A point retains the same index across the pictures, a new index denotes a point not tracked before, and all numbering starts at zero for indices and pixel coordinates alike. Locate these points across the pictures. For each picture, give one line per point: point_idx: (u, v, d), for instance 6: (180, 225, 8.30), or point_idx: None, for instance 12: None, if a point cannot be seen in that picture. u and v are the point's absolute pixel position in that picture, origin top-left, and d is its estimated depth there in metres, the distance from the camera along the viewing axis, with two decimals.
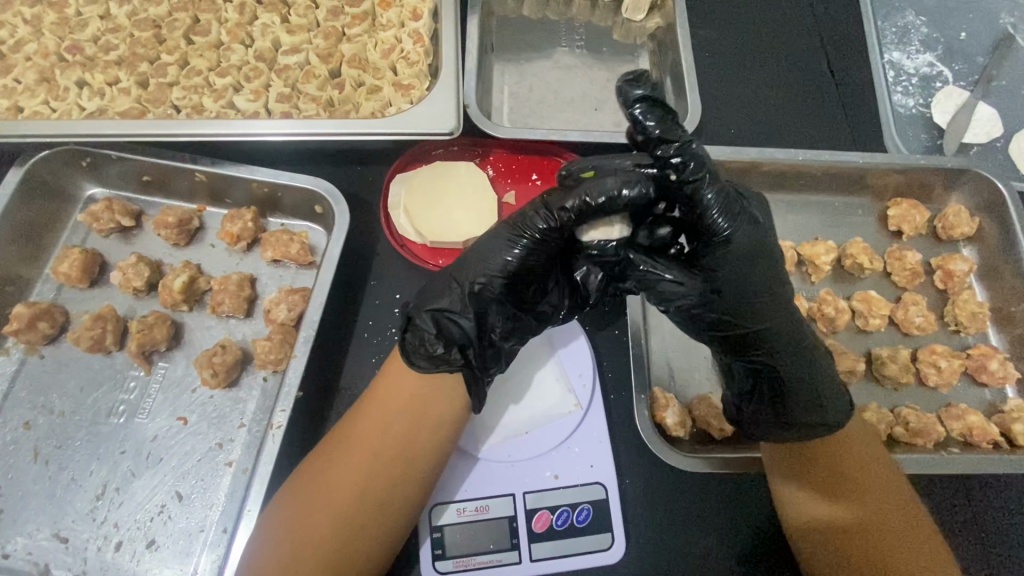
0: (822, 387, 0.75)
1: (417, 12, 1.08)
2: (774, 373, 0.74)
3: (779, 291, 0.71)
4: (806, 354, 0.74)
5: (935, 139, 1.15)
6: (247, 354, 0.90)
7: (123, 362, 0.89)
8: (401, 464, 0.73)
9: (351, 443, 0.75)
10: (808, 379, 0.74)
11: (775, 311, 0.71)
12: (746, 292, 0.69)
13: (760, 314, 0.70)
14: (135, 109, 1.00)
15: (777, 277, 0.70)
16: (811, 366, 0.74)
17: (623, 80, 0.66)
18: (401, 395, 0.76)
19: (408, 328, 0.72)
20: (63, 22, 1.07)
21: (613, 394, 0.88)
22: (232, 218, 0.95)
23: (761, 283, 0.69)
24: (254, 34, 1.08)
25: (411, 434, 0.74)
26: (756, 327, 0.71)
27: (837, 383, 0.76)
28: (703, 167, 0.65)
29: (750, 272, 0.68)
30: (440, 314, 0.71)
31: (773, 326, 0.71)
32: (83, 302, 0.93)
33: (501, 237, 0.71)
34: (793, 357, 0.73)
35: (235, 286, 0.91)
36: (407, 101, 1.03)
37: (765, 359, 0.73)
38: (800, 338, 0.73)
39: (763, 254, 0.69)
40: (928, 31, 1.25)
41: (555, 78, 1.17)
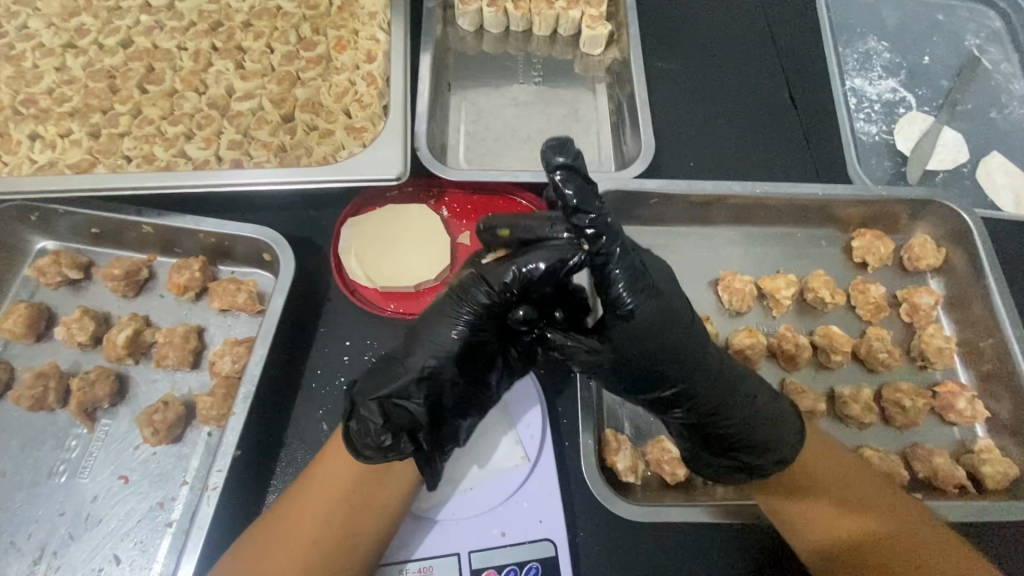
0: (767, 438, 0.74)
1: (370, 54, 1.09)
2: (719, 427, 0.74)
3: (693, 356, 0.70)
4: (741, 414, 0.73)
5: (899, 167, 1.13)
6: (191, 410, 0.89)
7: (65, 419, 0.88)
8: (343, 545, 0.72)
9: (291, 518, 0.72)
10: (753, 430, 0.74)
11: (695, 379, 0.71)
12: (662, 359, 0.69)
13: (686, 380, 0.70)
14: (85, 160, 1.00)
15: (693, 344, 0.70)
16: (745, 421, 0.73)
17: (547, 146, 0.62)
18: (351, 467, 0.75)
19: (353, 415, 0.70)
20: (19, 76, 1.08)
21: (566, 442, 0.86)
22: (180, 268, 0.95)
23: (672, 352, 0.69)
24: (208, 81, 1.08)
25: (358, 517, 0.73)
26: (689, 391, 0.71)
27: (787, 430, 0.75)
28: (616, 243, 0.65)
29: (665, 337, 0.68)
30: (385, 400, 0.68)
31: (697, 390, 0.71)
32: (28, 358, 0.92)
33: (443, 317, 0.69)
34: (737, 415, 0.73)
35: (180, 338, 0.90)
36: (359, 144, 1.02)
37: (711, 420, 0.73)
38: (732, 390, 0.73)
39: (672, 318, 0.69)
40: (891, 56, 1.25)
41: (512, 115, 1.16)
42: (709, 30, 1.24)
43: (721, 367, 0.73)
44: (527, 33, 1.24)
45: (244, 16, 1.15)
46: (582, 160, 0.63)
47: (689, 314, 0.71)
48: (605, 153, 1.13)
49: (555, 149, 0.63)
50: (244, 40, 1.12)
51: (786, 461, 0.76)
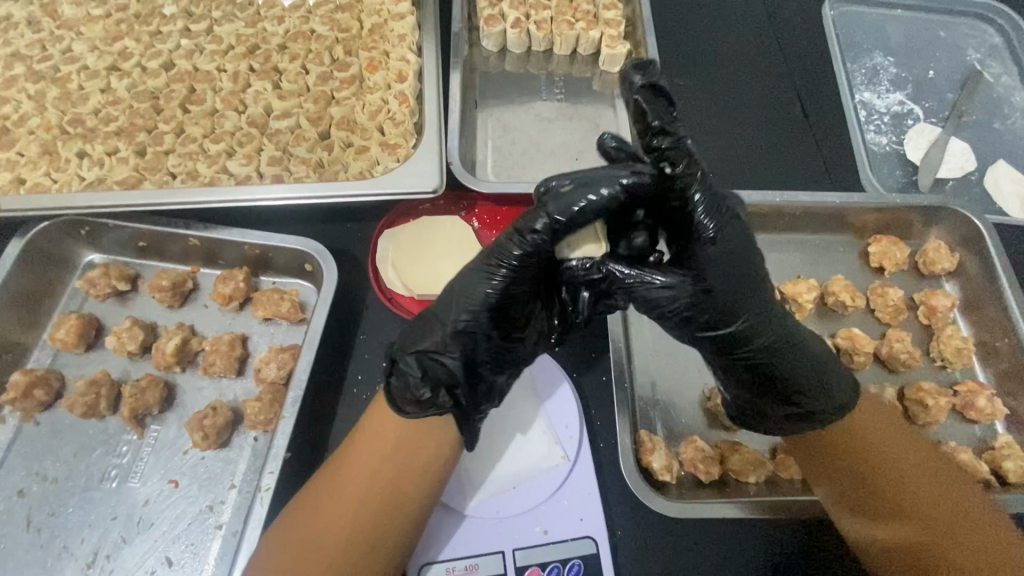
0: (826, 371, 0.77)
1: (402, 74, 1.14)
2: (788, 365, 0.75)
3: (762, 290, 0.73)
4: (808, 350, 0.76)
5: (910, 175, 1.17)
6: (237, 415, 0.91)
7: (116, 426, 0.90)
8: (389, 511, 0.73)
9: (340, 488, 0.74)
10: (813, 367, 0.76)
11: (766, 313, 0.73)
12: (736, 290, 0.71)
13: (760, 314, 0.73)
14: (132, 177, 1.04)
15: (761, 277, 0.73)
16: (798, 361, 0.75)
17: (630, 66, 0.66)
18: (390, 431, 0.77)
19: (393, 371, 0.73)
20: (66, 97, 1.12)
21: (602, 442, 0.89)
22: (224, 279, 0.98)
23: (744, 280, 0.71)
24: (247, 101, 1.13)
25: (400, 480, 0.75)
26: (748, 329, 0.72)
27: (836, 375, 0.78)
28: (695, 169, 0.69)
29: (739, 271, 0.71)
30: (424, 354, 0.71)
31: (760, 323, 0.72)
32: (77, 367, 0.95)
33: (479, 272, 0.71)
34: (804, 348, 0.76)
35: (226, 346, 0.94)
36: (394, 159, 1.07)
37: (779, 356, 0.74)
38: (795, 324, 0.76)
39: (748, 251, 0.72)
40: (897, 71, 1.30)
41: (537, 130, 1.21)
42: (722, 48, 1.30)
43: (779, 303, 0.75)
44: (548, 53, 1.30)
45: (280, 40, 1.20)
46: (664, 79, 0.68)
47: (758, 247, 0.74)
48: None
49: (638, 69, 0.66)
50: (281, 62, 1.17)
51: (848, 405, 0.79)
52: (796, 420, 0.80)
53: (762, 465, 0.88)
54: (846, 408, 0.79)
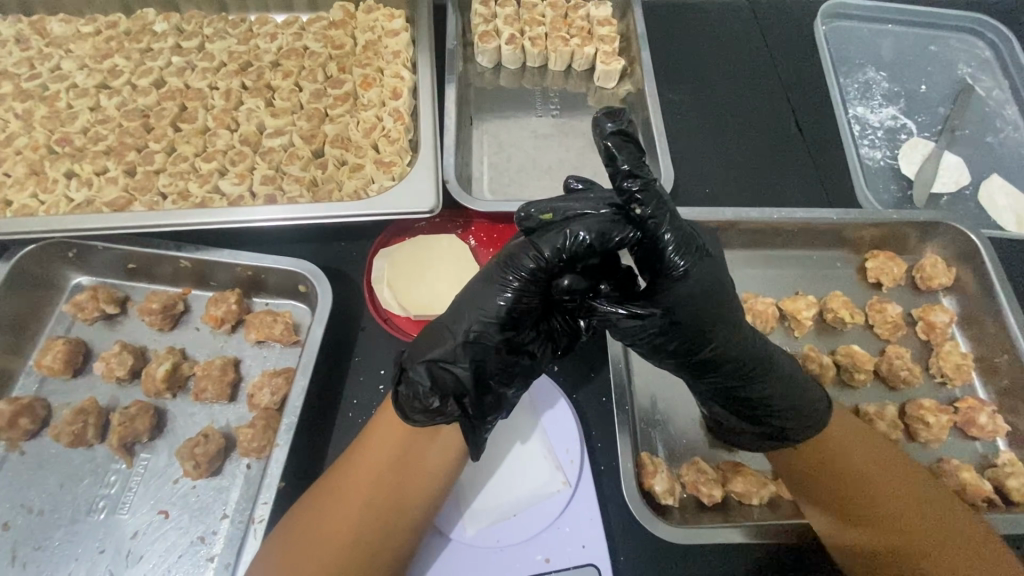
0: (803, 401, 0.79)
1: (397, 91, 1.13)
2: (758, 394, 0.77)
3: (734, 324, 0.70)
4: (778, 383, 0.76)
5: (905, 190, 1.18)
6: (230, 442, 0.89)
7: (104, 455, 0.88)
8: (394, 512, 0.74)
9: (346, 488, 0.75)
10: (787, 399, 0.77)
11: (735, 347, 0.71)
12: (703, 324, 0.69)
13: (729, 348, 0.71)
14: (121, 198, 1.02)
15: (735, 313, 0.71)
16: (774, 387, 0.77)
17: (600, 115, 0.69)
18: (399, 430, 0.77)
19: (401, 381, 0.69)
20: (53, 116, 1.10)
21: (603, 465, 0.88)
22: (216, 301, 0.96)
23: (716, 315, 0.69)
24: (239, 118, 1.12)
25: (408, 479, 0.75)
26: (721, 357, 0.72)
27: (819, 400, 0.80)
28: (665, 208, 0.67)
29: (709, 307, 0.68)
30: (434, 364, 0.68)
31: (725, 353, 0.71)
32: (65, 393, 0.92)
33: (493, 283, 0.70)
34: (773, 381, 0.76)
35: (218, 371, 0.91)
36: (389, 178, 1.06)
37: (747, 386, 0.76)
38: (771, 357, 0.75)
39: (721, 288, 0.69)
40: (890, 85, 1.31)
41: (533, 146, 1.20)
42: (716, 64, 1.30)
43: (756, 335, 0.75)
44: (543, 69, 1.29)
45: (273, 57, 1.19)
46: (632, 125, 0.69)
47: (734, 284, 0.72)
48: None
49: (608, 118, 0.69)
50: (273, 79, 1.16)
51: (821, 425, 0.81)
52: (768, 441, 0.84)
53: (765, 487, 0.87)
54: (821, 428, 0.81)
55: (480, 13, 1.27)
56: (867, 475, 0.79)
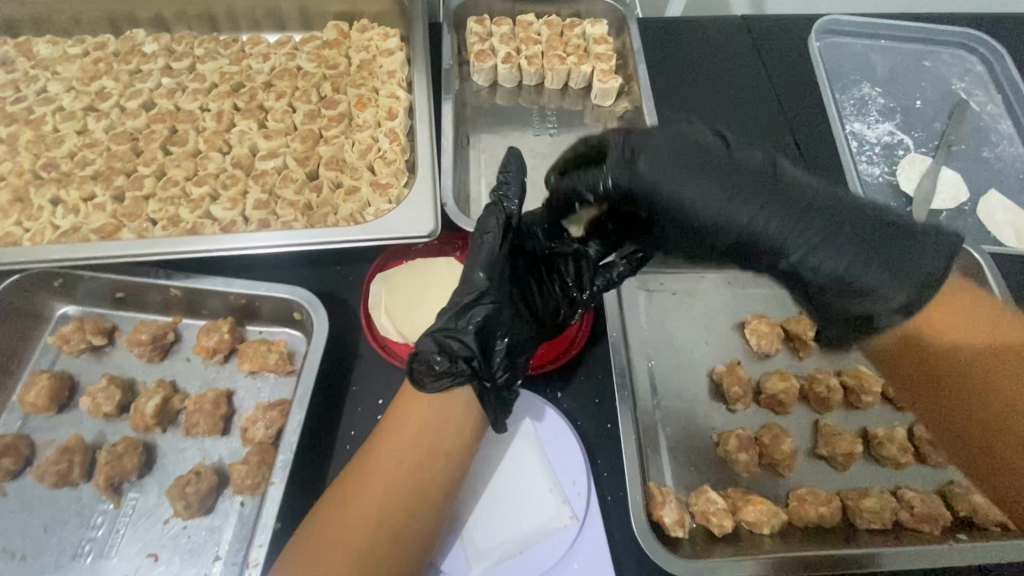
0: (878, 263, 0.67)
1: (392, 112, 1.12)
2: (803, 275, 0.70)
3: (723, 195, 0.72)
4: (817, 242, 0.68)
5: (905, 206, 1.17)
6: (222, 478, 0.86)
7: (91, 495, 0.84)
8: (415, 503, 0.74)
9: (370, 479, 0.75)
10: (835, 265, 0.67)
11: (730, 220, 0.71)
12: (685, 211, 0.73)
13: (728, 225, 0.71)
14: (109, 224, 0.99)
15: (712, 182, 0.72)
16: (827, 251, 0.68)
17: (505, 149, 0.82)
18: (422, 410, 0.79)
19: (414, 357, 0.73)
20: (39, 140, 1.07)
21: (610, 494, 0.85)
22: (208, 330, 0.93)
23: (692, 194, 0.73)
24: (231, 141, 1.09)
25: (429, 461, 0.76)
26: (737, 241, 0.72)
27: (906, 255, 0.67)
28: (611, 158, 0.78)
29: (680, 183, 0.73)
30: (440, 333, 0.72)
31: (723, 229, 0.72)
32: (50, 430, 0.89)
33: (478, 250, 0.77)
34: (809, 241, 0.68)
35: (210, 404, 0.88)
36: (386, 200, 1.04)
37: (793, 270, 0.70)
38: (791, 202, 0.70)
39: (681, 158, 0.74)
40: (885, 101, 1.31)
41: (530, 165, 1.18)
42: (712, 81, 1.30)
43: (769, 184, 0.71)
44: (539, 87, 1.28)
45: (265, 77, 1.17)
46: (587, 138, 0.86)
47: (700, 154, 0.74)
48: None
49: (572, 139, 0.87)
50: (266, 100, 1.14)
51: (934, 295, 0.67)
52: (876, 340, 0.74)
53: (776, 516, 0.85)
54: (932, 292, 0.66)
55: (475, 31, 1.26)
56: (954, 368, 0.86)
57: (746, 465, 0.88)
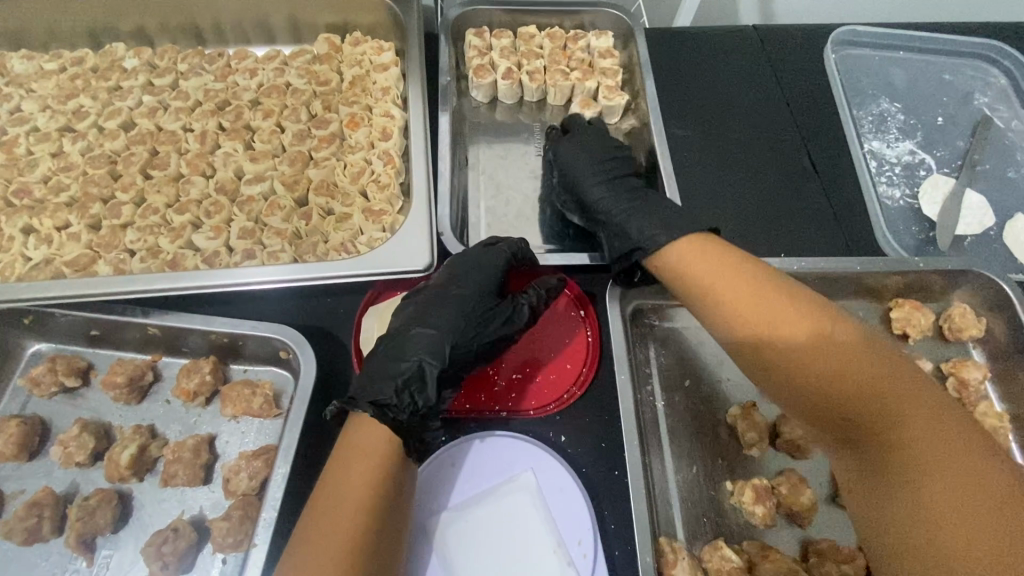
0: (638, 227, 0.87)
1: (386, 132, 1.06)
2: (622, 232, 0.89)
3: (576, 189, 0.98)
4: (627, 219, 0.89)
5: (927, 231, 1.11)
6: (204, 533, 0.80)
7: (61, 552, 0.79)
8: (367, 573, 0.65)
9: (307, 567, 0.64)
10: (637, 235, 0.87)
11: (592, 195, 0.95)
12: (566, 208, 1.03)
13: (593, 200, 0.95)
14: (85, 257, 0.93)
15: (586, 171, 0.97)
16: (632, 224, 0.88)
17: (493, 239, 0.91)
18: (373, 460, 0.72)
19: (387, 411, 0.73)
20: (11, 164, 1.01)
21: (617, 550, 0.79)
22: (189, 372, 0.87)
23: (574, 174, 0.98)
24: (215, 163, 1.03)
25: (387, 512, 0.70)
26: (603, 209, 0.93)
27: (653, 232, 0.86)
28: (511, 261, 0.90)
29: (568, 207, 1.02)
30: (416, 390, 0.75)
31: (601, 201, 0.94)
32: (19, 480, 0.83)
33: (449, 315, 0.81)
34: (631, 211, 0.90)
35: (190, 453, 0.82)
36: (379, 228, 0.98)
37: (612, 224, 0.91)
38: (628, 207, 0.91)
39: (572, 169, 0.99)
40: (905, 117, 1.25)
41: (532, 188, 1.12)
42: (723, 95, 1.23)
43: (628, 200, 0.92)
44: (541, 103, 1.22)
45: (253, 95, 1.11)
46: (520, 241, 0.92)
47: (597, 153, 0.99)
48: None
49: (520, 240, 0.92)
50: (253, 119, 1.08)
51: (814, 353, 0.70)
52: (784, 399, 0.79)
53: None
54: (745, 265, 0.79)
55: (474, 44, 1.20)
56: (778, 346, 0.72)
57: (762, 518, 0.83)
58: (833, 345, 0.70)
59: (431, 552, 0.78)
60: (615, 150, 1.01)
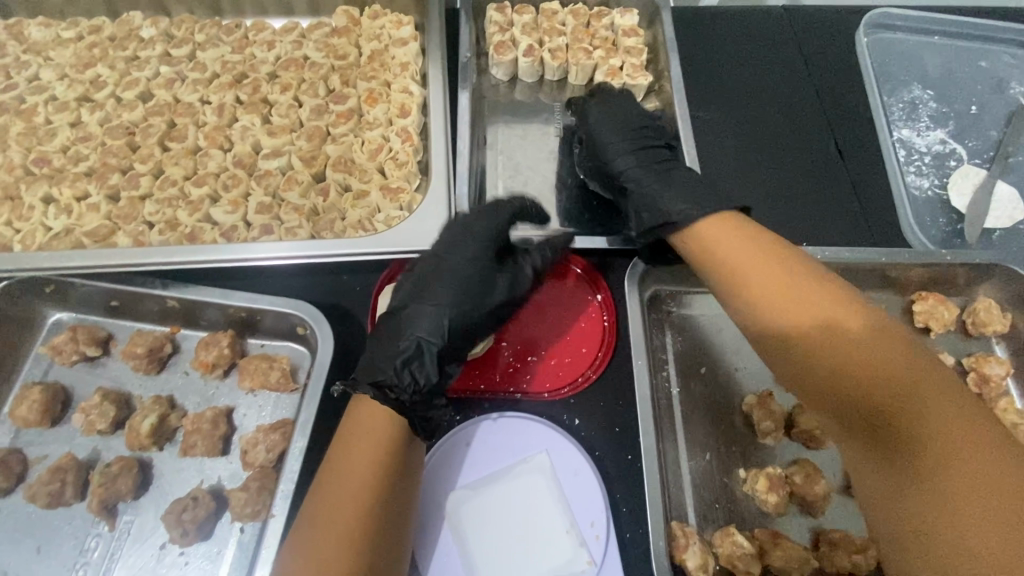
0: (672, 203, 0.85)
1: (404, 109, 1.04)
2: (652, 206, 0.86)
3: (607, 158, 0.96)
4: (660, 194, 0.86)
5: (954, 223, 1.09)
6: (222, 502, 0.82)
7: (84, 516, 0.81)
8: (375, 550, 0.66)
9: (314, 551, 0.64)
10: (672, 210, 0.84)
11: (624, 166, 0.93)
12: (592, 179, 1.01)
13: (625, 172, 0.93)
14: (104, 227, 0.93)
15: (618, 141, 0.96)
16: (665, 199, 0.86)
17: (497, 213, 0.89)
18: (380, 441, 0.72)
19: (381, 387, 0.72)
20: (30, 133, 1.01)
21: (628, 533, 0.80)
22: (207, 344, 0.88)
23: (605, 144, 0.97)
24: (233, 137, 1.02)
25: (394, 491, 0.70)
26: (635, 182, 0.91)
27: (688, 210, 0.83)
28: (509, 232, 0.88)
29: (594, 178, 1.00)
30: (411, 364, 0.74)
31: (634, 175, 0.91)
32: (42, 445, 0.85)
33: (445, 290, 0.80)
34: (665, 186, 0.87)
35: (208, 424, 0.83)
36: (396, 206, 0.97)
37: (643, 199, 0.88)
38: (663, 183, 0.88)
39: (603, 138, 0.97)
40: (937, 105, 1.21)
41: (551, 169, 1.10)
42: (750, 78, 1.20)
43: (662, 176, 0.89)
44: (562, 83, 1.19)
45: (270, 68, 1.09)
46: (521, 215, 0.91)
47: (630, 125, 0.97)
48: None
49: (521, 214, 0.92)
50: (271, 93, 1.06)
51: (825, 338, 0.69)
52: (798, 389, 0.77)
53: (806, 564, 0.79)
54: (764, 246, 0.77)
55: (495, 20, 1.17)
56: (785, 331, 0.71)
57: (775, 506, 0.83)
58: (850, 338, 0.67)
59: (444, 528, 0.79)
60: (644, 120, 0.99)
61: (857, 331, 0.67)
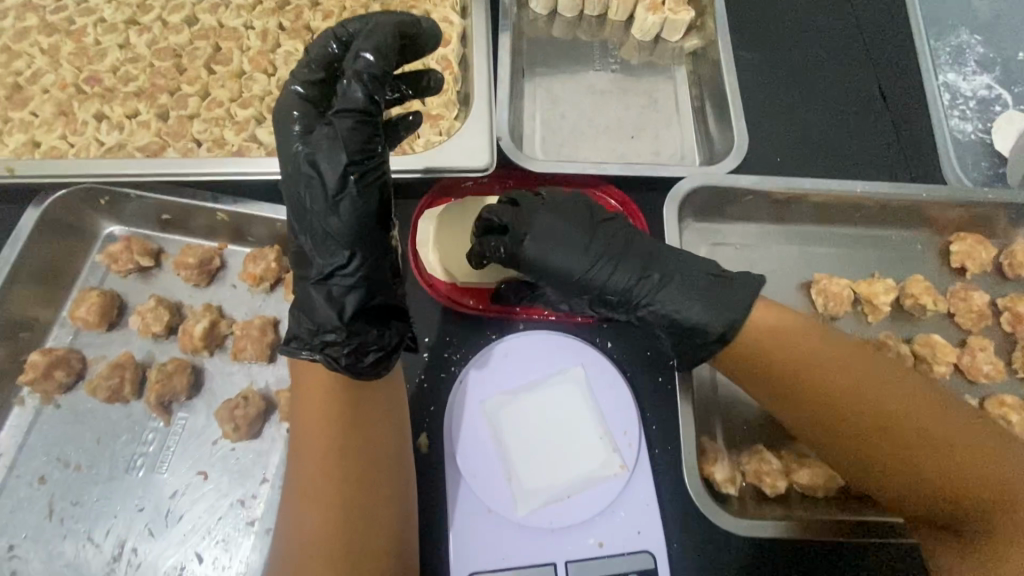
0: (696, 315, 0.74)
1: (445, 37, 1.04)
2: (663, 301, 0.75)
3: (578, 277, 0.77)
4: (674, 306, 0.74)
5: (997, 168, 1.08)
6: (271, 405, 0.86)
7: (141, 413, 0.85)
8: (357, 453, 0.69)
9: (303, 464, 0.69)
10: (693, 312, 0.74)
11: (612, 292, 0.77)
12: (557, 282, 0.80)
13: (609, 294, 0.77)
14: (154, 144, 0.96)
15: (578, 251, 0.77)
16: (683, 308, 0.75)
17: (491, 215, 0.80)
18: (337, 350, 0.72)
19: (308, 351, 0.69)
20: (81, 53, 1.03)
21: (658, 448, 0.83)
22: (255, 258, 0.91)
23: (565, 252, 0.77)
24: (276, 62, 1.04)
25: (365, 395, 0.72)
26: (631, 300, 0.76)
27: (708, 304, 0.74)
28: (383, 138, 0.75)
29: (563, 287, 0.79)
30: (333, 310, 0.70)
31: (623, 292, 0.76)
32: (100, 347, 0.89)
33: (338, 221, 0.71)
34: (670, 300, 0.75)
35: (257, 331, 0.87)
36: (437, 132, 0.98)
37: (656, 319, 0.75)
38: (667, 305, 0.76)
39: (568, 258, 0.77)
40: (985, 51, 1.18)
41: (589, 104, 1.11)
42: (793, 18, 1.18)
43: (664, 292, 0.77)
44: (601, 19, 1.18)
45: None
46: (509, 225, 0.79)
47: (585, 234, 0.78)
48: (692, 144, 1.09)
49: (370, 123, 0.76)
50: (312, 19, 1.07)
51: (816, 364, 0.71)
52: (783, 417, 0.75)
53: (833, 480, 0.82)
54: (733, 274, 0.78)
55: None
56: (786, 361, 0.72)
57: None
58: (829, 364, 0.71)
59: (484, 432, 0.82)
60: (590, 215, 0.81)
61: (832, 356, 0.72)
